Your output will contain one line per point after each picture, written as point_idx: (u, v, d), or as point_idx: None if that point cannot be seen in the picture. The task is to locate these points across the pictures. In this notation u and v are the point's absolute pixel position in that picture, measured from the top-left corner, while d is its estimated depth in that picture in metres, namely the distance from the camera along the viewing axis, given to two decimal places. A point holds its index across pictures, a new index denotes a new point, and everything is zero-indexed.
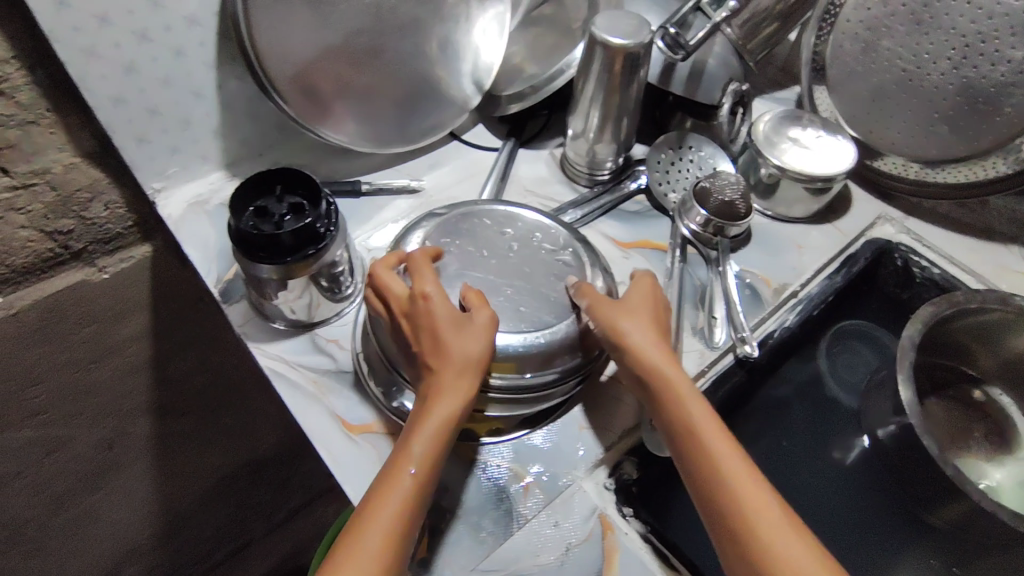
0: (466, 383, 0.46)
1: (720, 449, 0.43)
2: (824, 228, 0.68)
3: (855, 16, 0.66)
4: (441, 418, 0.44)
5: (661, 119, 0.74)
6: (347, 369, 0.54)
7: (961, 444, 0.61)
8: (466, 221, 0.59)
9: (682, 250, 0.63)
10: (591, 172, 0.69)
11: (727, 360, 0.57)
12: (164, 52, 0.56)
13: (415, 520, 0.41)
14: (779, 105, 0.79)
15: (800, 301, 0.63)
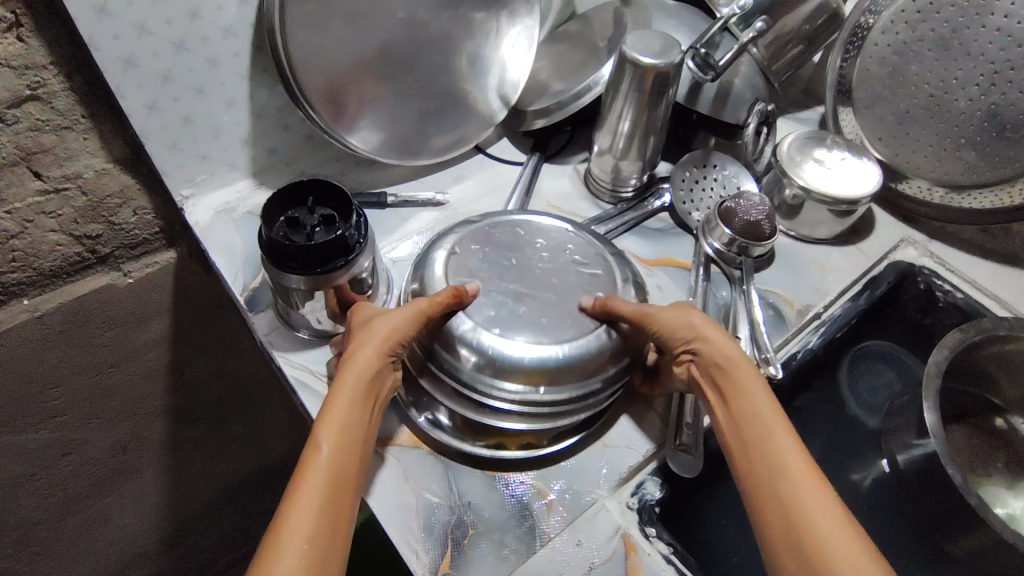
0: (364, 357, 0.48)
1: (782, 443, 0.45)
2: (848, 250, 0.68)
3: (883, 39, 0.65)
4: (345, 393, 0.46)
5: (683, 137, 0.74)
6: None
7: (982, 472, 0.60)
8: (500, 230, 0.59)
9: (706, 269, 0.63)
10: (615, 189, 0.69)
11: None
12: (199, 62, 0.56)
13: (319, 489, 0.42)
14: (802, 126, 0.79)
15: (823, 322, 0.62)
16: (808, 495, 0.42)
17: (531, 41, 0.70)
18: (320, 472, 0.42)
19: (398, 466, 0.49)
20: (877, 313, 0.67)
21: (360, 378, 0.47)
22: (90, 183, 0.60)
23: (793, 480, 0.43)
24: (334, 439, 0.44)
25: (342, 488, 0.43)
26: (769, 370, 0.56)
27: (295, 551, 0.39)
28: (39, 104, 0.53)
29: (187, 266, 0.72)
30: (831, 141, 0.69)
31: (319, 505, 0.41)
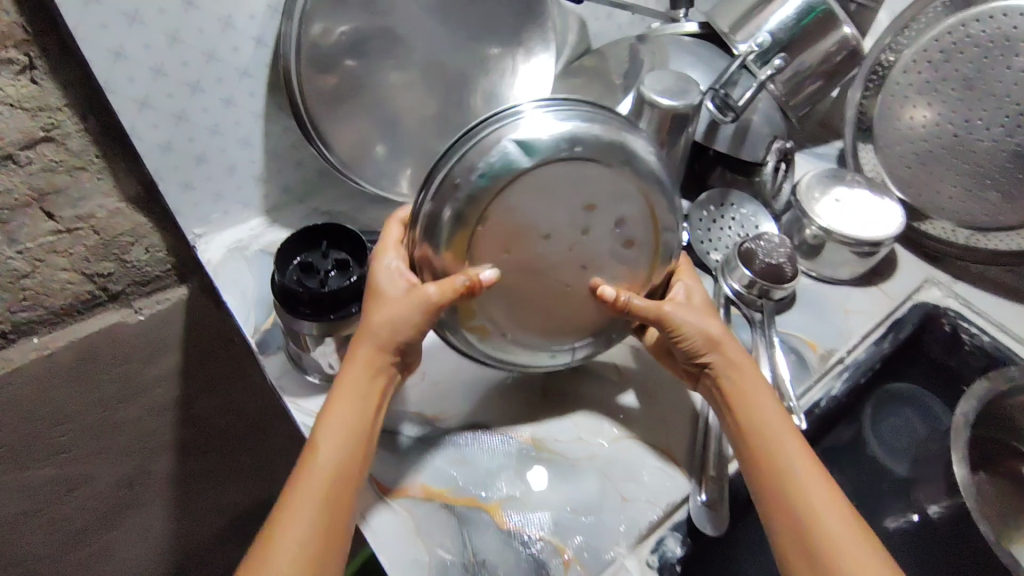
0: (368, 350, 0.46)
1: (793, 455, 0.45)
2: (869, 290, 0.66)
3: (906, 78, 0.65)
4: (348, 387, 0.44)
5: (700, 173, 0.72)
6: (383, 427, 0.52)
7: (1012, 524, 0.59)
8: (551, 171, 0.43)
9: (726, 311, 0.62)
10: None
11: None
12: (215, 102, 0.56)
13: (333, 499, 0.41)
14: (820, 162, 0.77)
15: (846, 367, 0.60)
16: (819, 504, 0.43)
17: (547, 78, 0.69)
18: (319, 473, 0.41)
19: (408, 517, 0.47)
20: (901, 356, 0.65)
21: (361, 371, 0.45)
22: (102, 222, 0.59)
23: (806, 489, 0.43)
24: (336, 438, 0.43)
25: (342, 491, 0.41)
26: (794, 419, 0.53)
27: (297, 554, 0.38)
28: (52, 146, 0.52)
29: (197, 302, 0.71)
30: (851, 179, 0.68)
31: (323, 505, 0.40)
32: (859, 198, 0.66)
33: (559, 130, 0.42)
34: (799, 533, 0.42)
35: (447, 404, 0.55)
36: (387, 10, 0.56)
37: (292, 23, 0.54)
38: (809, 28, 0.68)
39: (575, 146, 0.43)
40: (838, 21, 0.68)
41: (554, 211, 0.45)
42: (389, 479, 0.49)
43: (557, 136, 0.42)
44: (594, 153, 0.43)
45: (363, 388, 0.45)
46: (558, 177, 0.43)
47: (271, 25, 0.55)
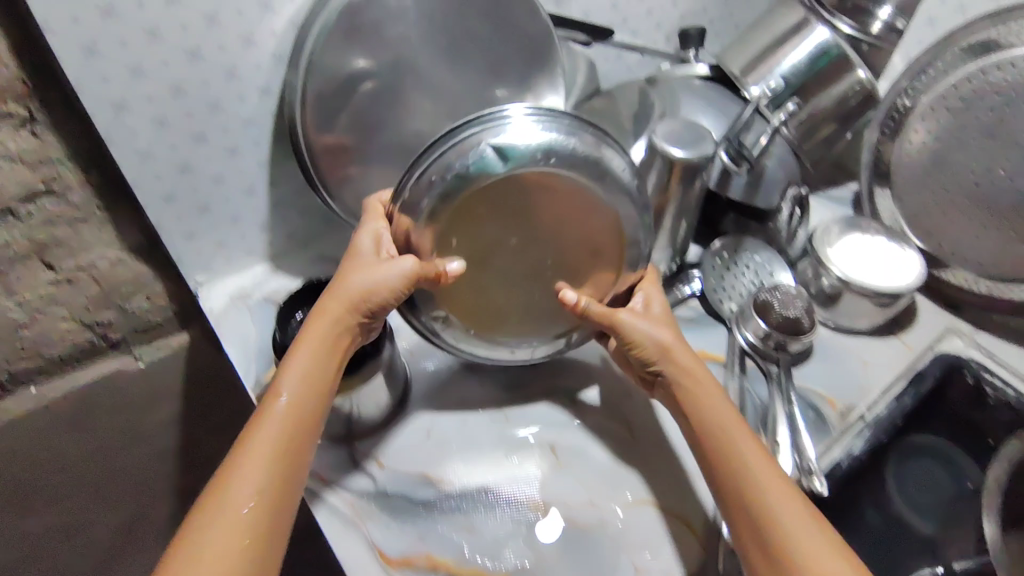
0: (334, 309, 0.46)
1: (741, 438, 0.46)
2: (889, 342, 0.65)
3: (924, 125, 0.64)
4: (310, 343, 0.44)
5: (712, 218, 0.71)
6: (389, 491, 0.50)
7: None
8: (521, 178, 0.45)
9: (741, 363, 0.60)
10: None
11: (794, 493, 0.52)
12: (220, 152, 0.55)
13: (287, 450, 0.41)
14: (835, 205, 0.76)
15: (869, 425, 0.58)
16: (765, 479, 0.43)
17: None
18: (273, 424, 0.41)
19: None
20: (923, 411, 0.63)
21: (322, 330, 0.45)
22: (103, 273, 0.58)
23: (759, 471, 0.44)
24: (294, 389, 0.43)
25: (293, 447, 0.41)
26: (816, 482, 0.51)
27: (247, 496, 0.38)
28: (53, 199, 0.51)
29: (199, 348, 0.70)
30: (869, 227, 0.67)
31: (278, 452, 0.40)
32: (890, 253, 0.65)
33: (534, 140, 0.45)
34: (744, 505, 0.43)
35: (451, 464, 0.52)
36: (394, 60, 0.56)
37: (299, 75, 0.53)
38: (824, 71, 0.67)
39: (546, 158, 0.45)
40: (852, 65, 0.66)
41: (518, 216, 0.47)
42: (393, 552, 0.47)
43: (530, 146, 0.44)
44: (564, 166, 0.45)
45: (326, 347, 0.45)
46: (529, 184, 0.46)
47: (277, 75, 0.54)
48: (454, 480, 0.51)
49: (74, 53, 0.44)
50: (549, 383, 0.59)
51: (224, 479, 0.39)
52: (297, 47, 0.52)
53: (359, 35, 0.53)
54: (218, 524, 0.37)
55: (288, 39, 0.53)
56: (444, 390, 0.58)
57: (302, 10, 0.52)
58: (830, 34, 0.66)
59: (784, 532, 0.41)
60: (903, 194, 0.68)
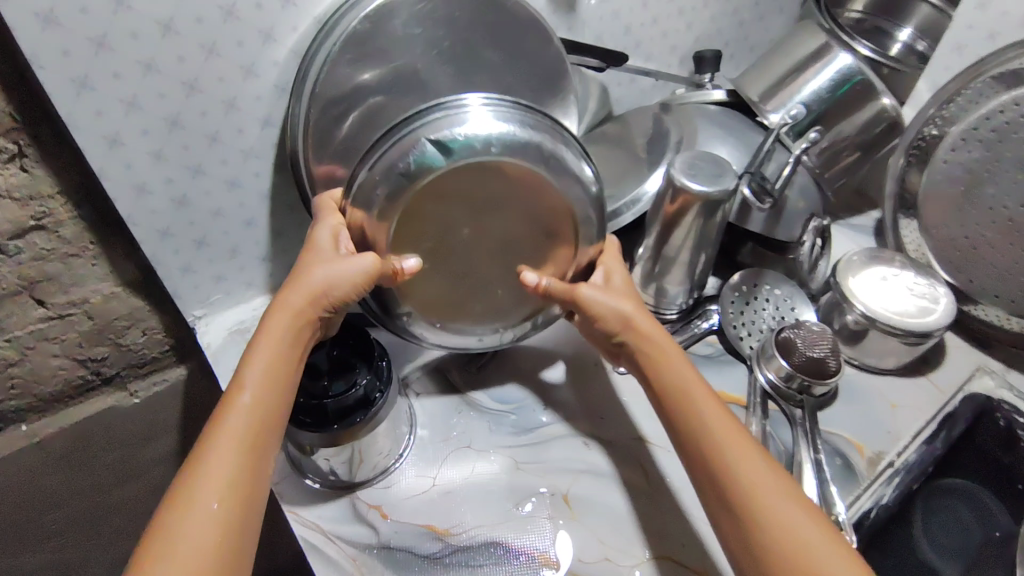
0: (294, 302, 0.43)
1: (722, 425, 0.44)
2: (917, 381, 0.61)
3: (953, 156, 0.61)
4: (272, 335, 0.42)
5: (729, 247, 0.68)
6: (391, 545, 0.48)
7: None
8: (468, 167, 0.44)
9: (764, 406, 0.57)
10: (658, 310, 0.63)
11: None
12: (218, 185, 0.53)
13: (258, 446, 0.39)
14: (857, 234, 0.73)
15: (897, 472, 0.55)
16: (750, 468, 0.42)
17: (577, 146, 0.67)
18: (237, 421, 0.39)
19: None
20: (953, 454, 0.60)
21: (284, 320, 0.43)
22: (96, 308, 0.56)
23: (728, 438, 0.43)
24: (255, 385, 0.41)
25: (261, 442, 0.39)
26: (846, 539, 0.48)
27: (211, 498, 0.36)
28: (43, 234, 0.50)
29: (197, 382, 0.68)
30: (897, 261, 0.64)
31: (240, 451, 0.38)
32: (918, 285, 0.61)
33: (475, 129, 0.43)
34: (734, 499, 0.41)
35: (458, 516, 0.49)
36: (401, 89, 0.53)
37: (303, 105, 0.51)
38: (847, 98, 0.64)
39: (490, 146, 0.43)
40: (877, 93, 0.63)
41: (468, 206, 0.46)
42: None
43: (471, 135, 0.43)
44: (508, 154, 0.43)
45: (286, 339, 0.42)
46: (475, 173, 0.44)
47: (279, 105, 0.52)
48: (460, 534, 0.48)
49: (64, 87, 0.42)
50: (562, 426, 0.56)
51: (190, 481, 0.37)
52: (300, 78, 0.50)
53: (365, 64, 0.51)
54: (188, 527, 0.35)
55: (290, 68, 0.51)
56: (450, 433, 0.55)
57: (306, 38, 0.50)
58: (853, 60, 0.63)
59: (753, 496, 0.40)
60: (930, 227, 0.65)
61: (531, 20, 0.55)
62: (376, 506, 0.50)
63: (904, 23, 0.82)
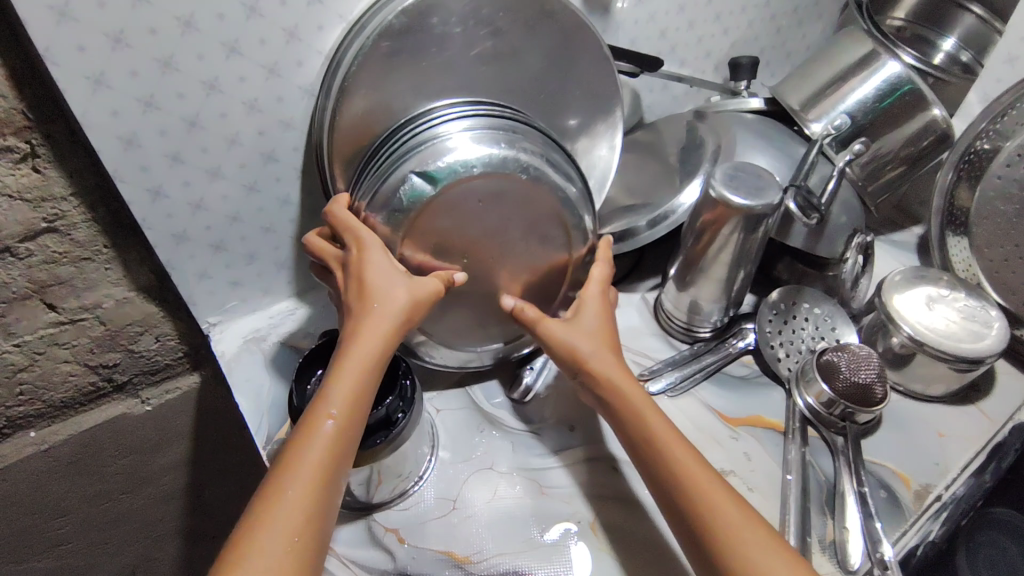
0: (383, 331, 0.41)
1: (731, 509, 0.39)
2: (965, 409, 0.58)
3: (1008, 173, 0.58)
4: (359, 360, 0.40)
5: (766, 262, 0.65)
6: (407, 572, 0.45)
7: None
8: (458, 192, 0.47)
9: (803, 433, 0.54)
10: (690, 327, 0.61)
11: None
12: (237, 189, 0.51)
13: (337, 475, 0.37)
14: (900, 253, 0.70)
15: (945, 507, 0.51)
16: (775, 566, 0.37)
17: (613, 149, 0.63)
18: (325, 442, 0.37)
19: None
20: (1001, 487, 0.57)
21: (378, 345, 0.41)
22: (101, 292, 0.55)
23: (715, 491, 0.40)
24: (342, 412, 0.38)
25: (344, 463, 0.38)
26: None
27: (291, 533, 0.34)
28: (56, 236, 0.48)
29: (211, 390, 0.66)
30: (946, 281, 0.60)
31: (320, 485, 0.36)
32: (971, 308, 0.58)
33: (457, 155, 0.45)
34: None
35: (480, 542, 0.46)
36: (429, 90, 0.51)
37: (332, 109, 0.49)
38: (894, 109, 0.61)
39: (473, 167, 0.46)
40: (927, 103, 0.60)
41: (465, 226, 0.48)
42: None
43: (455, 160, 0.45)
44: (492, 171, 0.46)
45: (372, 364, 0.40)
46: (462, 194, 0.47)
47: (304, 107, 0.50)
48: (481, 562, 0.45)
49: (79, 85, 0.40)
50: (589, 447, 0.53)
51: (275, 510, 0.34)
52: (331, 75, 0.48)
53: (396, 65, 0.49)
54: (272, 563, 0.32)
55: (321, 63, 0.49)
56: (472, 453, 0.53)
57: (337, 39, 0.48)
58: (903, 68, 0.60)
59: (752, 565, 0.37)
60: (980, 248, 0.62)
61: (571, 20, 0.53)
62: (393, 529, 0.47)
63: (948, 33, 0.78)
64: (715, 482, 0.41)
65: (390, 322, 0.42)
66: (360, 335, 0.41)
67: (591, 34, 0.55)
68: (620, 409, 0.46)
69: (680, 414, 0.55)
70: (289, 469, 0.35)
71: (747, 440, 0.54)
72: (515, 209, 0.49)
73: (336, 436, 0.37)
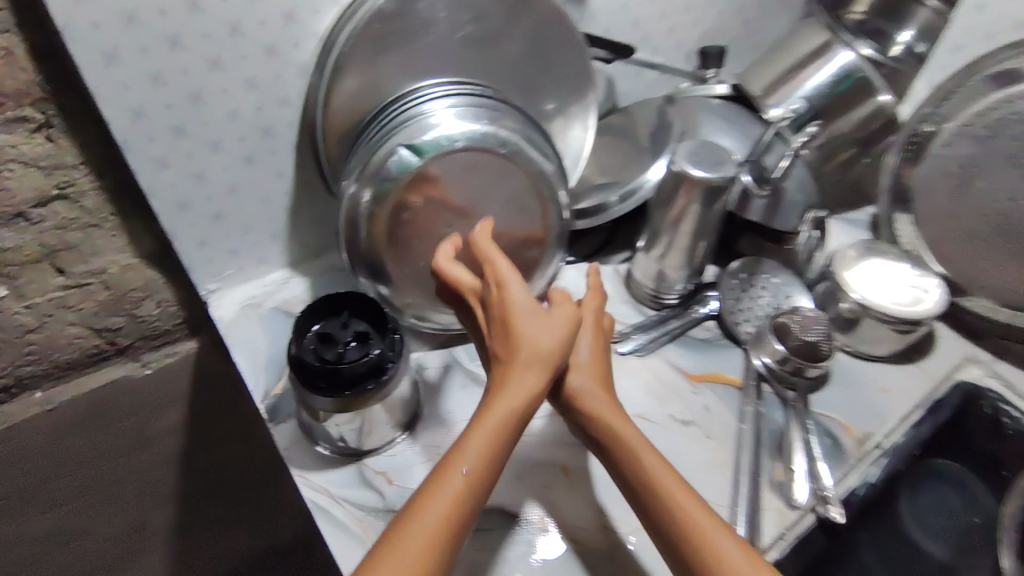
0: (530, 382, 0.41)
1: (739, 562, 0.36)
2: (907, 368, 0.63)
3: (947, 152, 0.63)
4: (500, 413, 0.40)
5: (728, 236, 0.68)
6: (396, 509, 0.49)
7: None
8: (441, 163, 0.51)
9: (758, 388, 0.59)
10: (658, 294, 0.65)
11: (810, 522, 0.50)
12: (236, 160, 0.55)
13: (462, 529, 0.36)
14: (854, 230, 0.75)
15: (885, 455, 0.56)
16: None
17: (587, 130, 0.68)
18: (454, 495, 0.35)
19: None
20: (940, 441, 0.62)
21: (521, 400, 0.41)
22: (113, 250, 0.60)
23: (722, 543, 0.36)
24: (476, 465, 0.37)
25: (469, 519, 0.36)
26: (833, 510, 0.50)
27: None
28: (67, 204, 0.52)
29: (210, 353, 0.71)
30: (892, 252, 0.65)
31: (443, 539, 0.34)
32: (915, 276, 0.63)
33: (441, 130, 0.50)
34: None
35: None
36: (417, 70, 0.55)
37: (327, 88, 0.53)
38: (846, 94, 0.66)
39: (456, 142, 0.50)
40: (875, 89, 0.65)
41: (449, 195, 0.54)
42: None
43: (438, 135, 0.50)
44: (474, 145, 0.51)
45: (514, 416, 0.40)
46: (445, 167, 0.52)
47: (299, 86, 0.54)
48: None
49: (93, 60, 0.44)
50: None
51: (393, 556, 0.32)
52: (325, 55, 0.52)
53: (385, 47, 0.53)
54: None
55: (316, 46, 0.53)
56: (455, 407, 0.57)
57: (330, 23, 0.52)
58: (854, 58, 0.65)
59: None
60: (926, 224, 0.67)
61: (549, 10, 0.58)
62: (382, 472, 0.52)
63: None
64: (727, 534, 0.37)
65: (537, 377, 0.41)
66: (505, 391, 0.41)
67: (567, 21, 0.59)
68: (617, 451, 0.42)
69: (647, 371, 0.60)
70: (418, 513, 0.35)
71: (708, 393, 0.59)
72: (492, 179, 0.55)
73: (468, 494, 0.36)
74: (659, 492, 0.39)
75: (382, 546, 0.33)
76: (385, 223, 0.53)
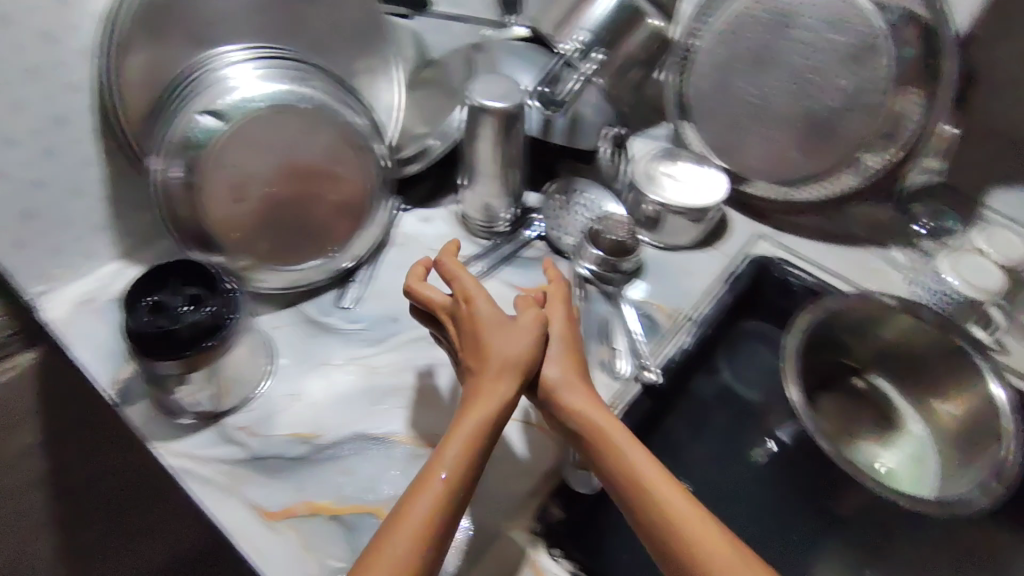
0: (502, 390, 0.45)
1: (711, 547, 0.37)
2: (707, 251, 0.73)
3: (710, 60, 0.73)
4: (478, 421, 0.43)
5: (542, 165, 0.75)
6: (264, 456, 0.52)
7: (851, 431, 0.62)
8: (248, 124, 0.54)
9: (583, 291, 0.67)
10: (487, 225, 0.71)
11: (635, 391, 0.58)
12: (34, 154, 0.54)
13: (448, 532, 0.39)
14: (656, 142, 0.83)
15: (695, 323, 0.65)
16: None
17: (393, 84, 0.71)
18: (433, 499, 0.39)
19: (295, 538, 0.47)
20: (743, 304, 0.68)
21: (497, 403, 0.44)
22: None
23: (707, 531, 0.38)
24: (453, 469, 0.40)
25: (452, 522, 0.39)
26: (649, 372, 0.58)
27: None
28: None
29: None
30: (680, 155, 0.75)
31: (424, 536, 0.37)
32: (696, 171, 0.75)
33: (240, 93, 0.54)
34: None
35: (326, 421, 0.55)
36: (207, 40, 0.57)
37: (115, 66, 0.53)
38: (621, 21, 0.74)
39: (258, 103, 0.54)
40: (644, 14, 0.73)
41: (261, 157, 0.56)
42: (262, 523, 0.48)
43: (238, 98, 0.54)
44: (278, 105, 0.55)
45: (490, 422, 0.43)
46: (253, 127, 0.55)
47: (86, 69, 0.53)
48: (328, 434, 0.54)
49: None
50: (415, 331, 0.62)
51: (382, 557, 0.36)
52: (106, 33, 0.52)
53: (166, 18, 0.54)
54: None
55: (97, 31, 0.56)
56: (312, 356, 0.60)
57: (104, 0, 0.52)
58: None
59: None
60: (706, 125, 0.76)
61: None
62: (245, 427, 0.54)
63: None
64: (680, 496, 0.40)
65: (509, 382, 0.45)
66: (481, 397, 0.44)
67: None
68: (602, 449, 0.43)
69: None
70: (400, 519, 0.38)
71: None
72: (300, 134, 0.57)
73: (449, 497, 0.39)
74: (645, 486, 0.40)
75: (370, 552, 0.37)
76: (204, 194, 0.55)
